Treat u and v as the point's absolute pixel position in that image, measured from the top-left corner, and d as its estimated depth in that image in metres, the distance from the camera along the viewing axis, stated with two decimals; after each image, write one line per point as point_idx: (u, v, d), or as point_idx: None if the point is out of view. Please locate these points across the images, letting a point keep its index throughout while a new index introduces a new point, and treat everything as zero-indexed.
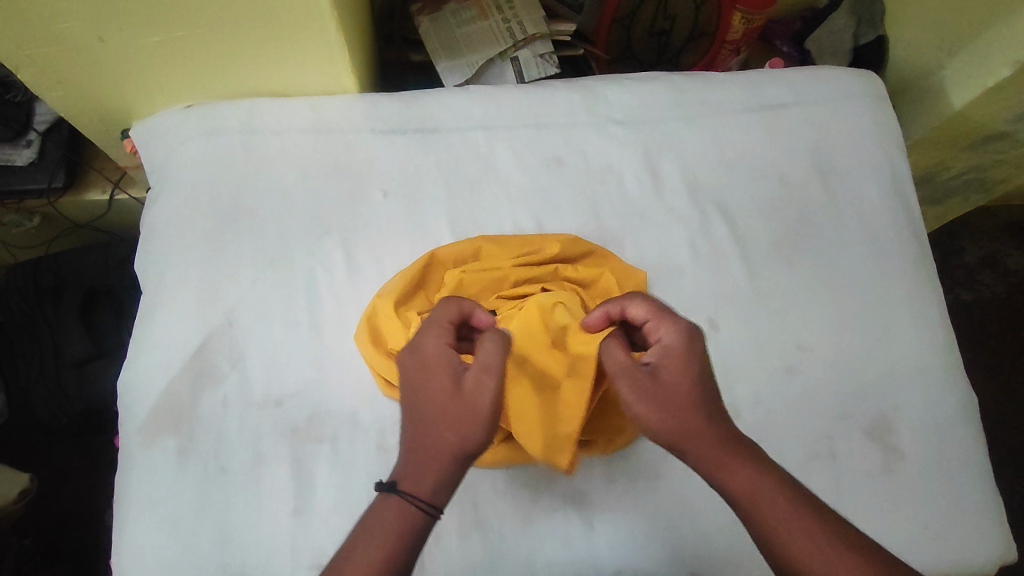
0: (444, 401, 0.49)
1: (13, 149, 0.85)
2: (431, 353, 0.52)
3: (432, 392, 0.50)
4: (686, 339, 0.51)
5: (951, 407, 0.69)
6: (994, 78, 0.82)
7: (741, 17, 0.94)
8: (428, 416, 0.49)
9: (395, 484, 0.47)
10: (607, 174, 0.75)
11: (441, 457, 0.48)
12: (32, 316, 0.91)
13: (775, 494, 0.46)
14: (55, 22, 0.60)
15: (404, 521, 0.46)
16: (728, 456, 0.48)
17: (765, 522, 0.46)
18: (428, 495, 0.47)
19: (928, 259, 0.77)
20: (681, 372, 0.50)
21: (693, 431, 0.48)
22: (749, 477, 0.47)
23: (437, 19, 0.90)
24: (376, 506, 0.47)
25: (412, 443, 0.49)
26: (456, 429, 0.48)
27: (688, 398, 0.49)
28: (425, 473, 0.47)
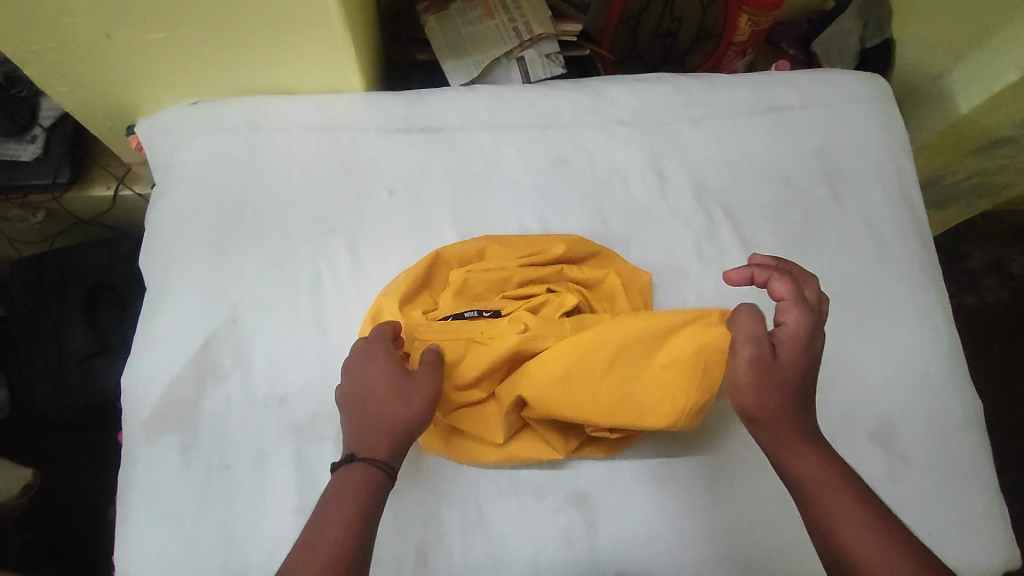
0: (391, 382, 0.52)
1: (18, 145, 0.85)
2: (375, 355, 0.54)
3: (375, 377, 0.53)
4: (808, 330, 0.52)
5: (956, 411, 0.69)
6: (1002, 81, 0.82)
7: (748, 18, 0.94)
8: (376, 395, 0.52)
9: (354, 454, 0.50)
10: (613, 175, 0.75)
11: (395, 427, 0.51)
12: (36, 312, 0.91)
13: (840, 487, 0.48)
14: (62, 17, 0.60)
15: (366, 482, 0.48)
16: (800, 442, 0.50)
17: (827, 506, 0.47)
18: (387, 459, 0.50)
19: (934, 263, 0.76)
20: (793, 358, 0.51)
21: (782, 416, 0.50)
22: (817, 464, 0.49)
23: (443, 19, 0.90)
24: (336, 479, 0.49)
25: (361, 421, 0.51)
26: (406, 399, 0.52)
27: (791, 384, 0.51)
28: (382, 442, 0.50)
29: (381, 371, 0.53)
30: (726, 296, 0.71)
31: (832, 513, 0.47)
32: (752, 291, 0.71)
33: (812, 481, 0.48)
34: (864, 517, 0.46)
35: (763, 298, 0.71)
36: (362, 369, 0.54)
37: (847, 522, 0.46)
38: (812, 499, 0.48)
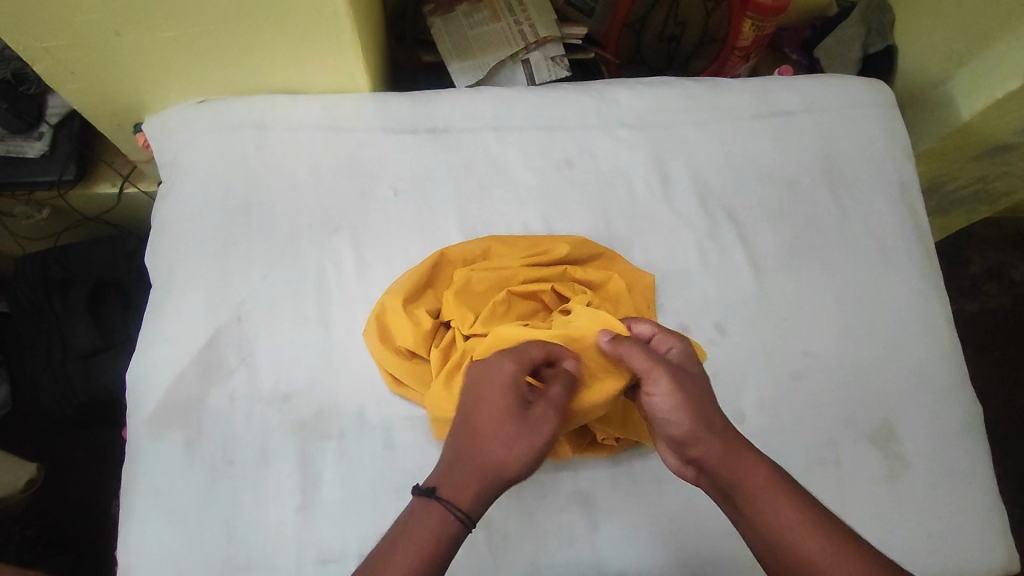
0: (504, 423, 0.49)
1: (25, 141, 0.86)
2: (499, 377, 0.51)
3: (489, 408, 0.50)
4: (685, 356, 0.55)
5: (955, 416, 0.69)
6: (1003, 89, 0.82)
7: (751, 23, 0.94)
8: (484, 429, 0.49)
9: (435, 490, 0.48)
10: (616, 177, 0.75)
11: (489, 476, 0.48)
12: (41, 307, 0.91)
13: (779, 496, 0.48)
14: (72, 15, 0.60)
15: (443, 528, 0.46)
16: (738, 450, 0.49)
17: (771, 519, 0.47)
18: (471, 510, 0.47)
19: (935, 269, 0.77)
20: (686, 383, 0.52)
21: (713, 432, 0.50)
22: (761, 472, 0.49)
23: (450, 20, 0.90)
24: (416, 509, 0.47)
25: (458, 453, 0.49)
26: (513, 450, 0.48)
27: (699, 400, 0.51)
28: (471, 487, 0.48)
29: (495, 405, 0.50)
30: (728, 299, 0.71)
31: (781, 523, 0.47)
32: (754, 294, 0.71)
33: (753, 493, 0.48)
34: (807, 523, 0.46)
35: (765, 301, 0.71)
36: (477, 392, 0.51)
37: (797, 533, 0.46)
38: (757, 514, 0.48)
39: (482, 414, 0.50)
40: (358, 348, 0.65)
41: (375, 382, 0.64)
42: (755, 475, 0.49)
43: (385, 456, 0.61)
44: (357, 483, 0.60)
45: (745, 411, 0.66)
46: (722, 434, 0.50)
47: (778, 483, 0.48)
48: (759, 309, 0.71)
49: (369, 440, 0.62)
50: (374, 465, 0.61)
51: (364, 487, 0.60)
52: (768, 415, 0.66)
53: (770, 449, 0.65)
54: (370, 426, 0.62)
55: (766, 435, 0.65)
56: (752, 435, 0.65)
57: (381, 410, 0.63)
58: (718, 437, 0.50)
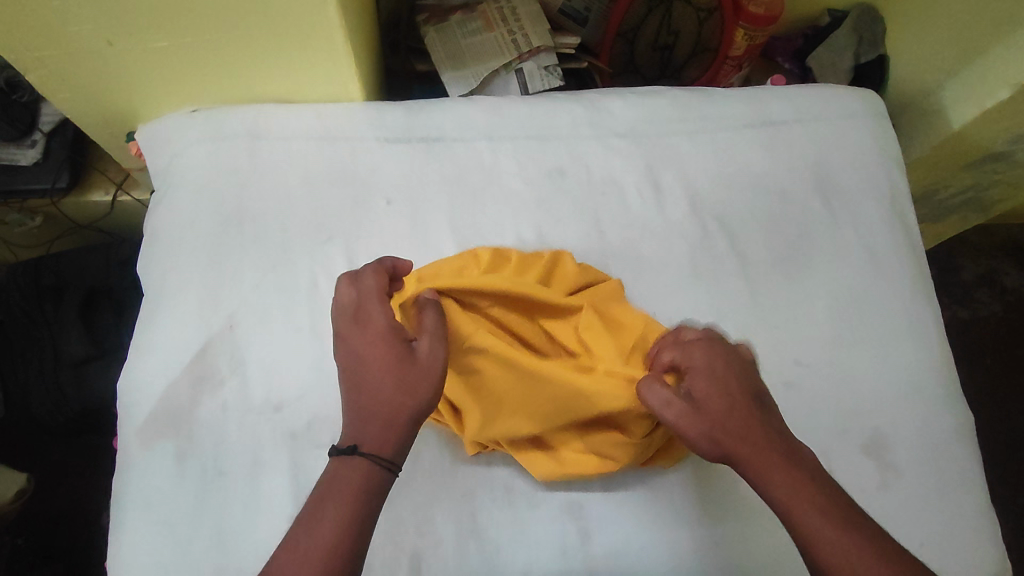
0: (392, 364, 0.51)
1: (17, 149, 0.85)
2: (379, 325, 0.53)
3: (376, 366, 0.51)
4: (712, 359, 0.54)
5: (947, 424, 0.69)
6: (994, 99, 0.83)
7: (744, 33, 0.95)
8: (376, 384, 0.51)
9: (356, 447, 0.49)
10: (609, 186, 0.75)
11: (399, 418, 0.50)
12: (32, 316, 0.90)
13: (812, 501, 0.48)
14: (64, 25, 0.60)
15: (365, 478, 0.48)
16: (772, 464, 0.50)
17: (813, 527, 0.48)
18: (391, 456, 0.50)
19: (926, 277, 0.77)
20: (718, 381, 0.53)
21: (751, 443, 0.51)
22: (785, 481, 0.49)
23: (443, 30, 0.91)
24: (336, 470, 0.49)
25: (361, 411, 0.51)
26: (410, 391, 0.51)
27: (726, 404, 0.52)
28: (381, 434, 0.50)
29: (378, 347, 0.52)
30: (721, 308, 0.71)
31: (814, 527, 0.48)
32: (746, 303, 0.72)
33: (792, 507, 0.49)
34: (843, 530, 0.47)
35: (757, 310, 0.71)
36: (359, 343, 0.53)
37: (834, 542, 0.47)
38: (803, 525, 0.48)
39: (373, 375, 0.51)
40: None
41: None
42: (787, 489, 0.49)
43: None
44: None
45: None
46: (748, 443, 0.51)
47: (822, 488, 0.49)
48: (751, 319, 0.71)
49: None
50: None
51: None
52: None
53: None
54: None
55: None
56: None
57: None
58: (751, 449, 0.51)
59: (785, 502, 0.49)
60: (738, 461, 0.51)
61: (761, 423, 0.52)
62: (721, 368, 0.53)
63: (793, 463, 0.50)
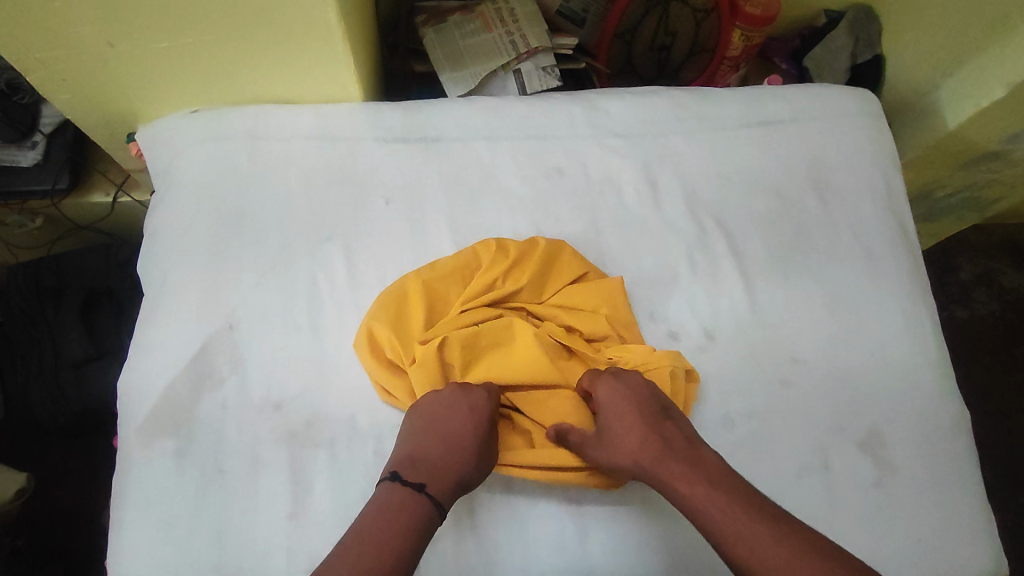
0: (473, 430, 0.58)
1: (18, 150, 0.86)
2: (477, 400, 0.60)
3: (465, 429, 0.58)
4: (614, 389, 0.61)
5: (943, 421, 0.70)
6: (988, 98, 0.83)
7: (740, 33, 0.96)
8: (461, 445, 0.57)
9: (424, 486, 0.53)
10: (607, 186, 0.76)
11: (464, 481, 0.56)
12: (32, 316, 0.91)
13: (708, 499, 0.52)
14: (65, 27, 0.61)
15: (417, 509, 0.52)
16: (671, 470, 0.55)
17: (710, 524, 0.51)
18: (439, 499, 0.53)
19: (922, 276, 0.78)
20: (620, 404, 0.60)
21: (654, 455, 0.56)
22: (686, 483, 0.53)
23: (441, 31, 0.91)
24: (388, 493, 0.52)
25: (436, 461, 0.55)
26: (482, 465, 0.57)
27: (627, 423, 0.59)
28: (436, 480, 0.54)
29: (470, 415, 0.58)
30: (718, 306, 0.71)
31: (713, 524, 0.50)
32: (743, 302, 0.72)
33: (695, 510, 0.52)
34: (738, 525, 0.49)
35: (754, 308, 0.72)
36: (446, 404, 0.59)
37: (726, 537, 0.49)
38: (704, 525, 0.51)
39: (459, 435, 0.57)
40: (349, 357, 0.66)
41: (366, 390, 0.65)
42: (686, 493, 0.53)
43: (376, 464, 0.61)
44: (348, 490, 0.60)
45: (732, 417, 0.66)
46: (650, 460, 0.56)
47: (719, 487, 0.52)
48: (748, 317, 0.71)
49: (359, 449, 0.62)
50: (365, 473, 0.61)
51: (355, 495, 0.60)
52: (756, 422, 0.66)
53: (759, 455, 0.65)
54: (361, 435, 0.63)
55: (755, 441, 0.66)
56: (741, 441, 0.66)
57: (372, 418, 0.63)
58: (653, 460, 0.56)
59: (686, 503, 0.53)
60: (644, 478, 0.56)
61: (662, 434, 0.57)
62: (623, 394, 0.60)
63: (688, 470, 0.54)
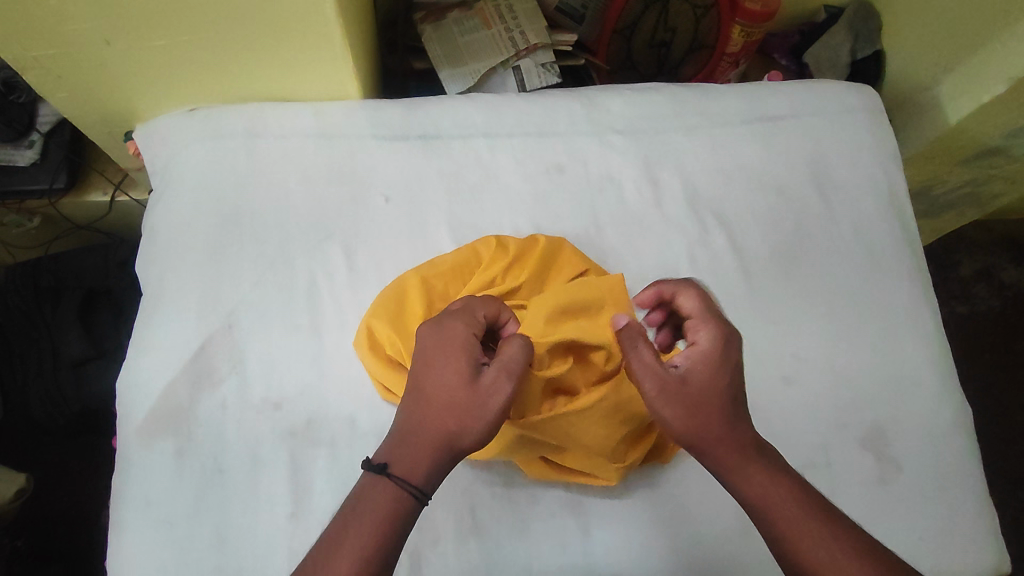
0: (457, 386, 0.49)
1: (14, 150, 0.85)
2: (451, 337, 0.51)
3: (437, 378, 0.50)
4: (721, 345, 0.53)
5: (945, 417, 0.69)
6: (989, 94, 0.83)
7: (740, 29, 0.96)
8: (433, 401, 0.50)
9: (385, 466, 0.48)
10: (607, 183, 0.75)
11: (439, 446, 0.49)
12: (31, 316, 0.90)
13: (789, 501, 0.49)
14: (62, 25, 0.60)
15: (394, 504, 0.47)
16: (747, 461, 0.50)
17: (784, 524, 0.48)
18: (419, 482, 0.48)
19: (923, 272, 0.77)
20: (711, 375, 0.52)
21: (726, 441, 0.50)
22: (762, 475, 0.50)
23: (440, 28, 0.91)
24: (367, 488, 0.48)
25: (407, 428, 0.50)
26: (460, 419, 0.49)
27: (716, 398, 0.51)
28: (419, 460, 0.48)
29: (451, 368, 0.50)
30: (719, 303, 0.71)
31: (786, 527, 0.48)
32: (744, 299, 0.72)
33: (759, 502, 0.49)
34: (814, 535, 0.48)
35: (756, 305, 0.72)
36: (426, 362, 0.51)
37: (800, 545, 0.48)
38: (774, 530, 0.49)
39: (434, 384, 0.50)
40: (349, 356, 0.65)
41: (366, 389, 0.64)
42: (756, 487, 0.50)
43: None
44: (349, 489, 0.60)
45: None
46: (724, 444, 0.50)
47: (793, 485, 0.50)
48: (749, 313, 0.71)
49: (360, 448, 0.62)
50: None
51: None
52: (757, 419, 0.66)
53: None
54: (361, 434, 0.62)
55: None
56: None
57: (373, 416, 0.63)
58: (728, 446, 0.50)
59: (752, 499, 0.50)
60: (712, 457, 0.51)
61: (739, 419, 0.51)
62: (722, 355, 0.53)
63: (761, 458, 0.51)
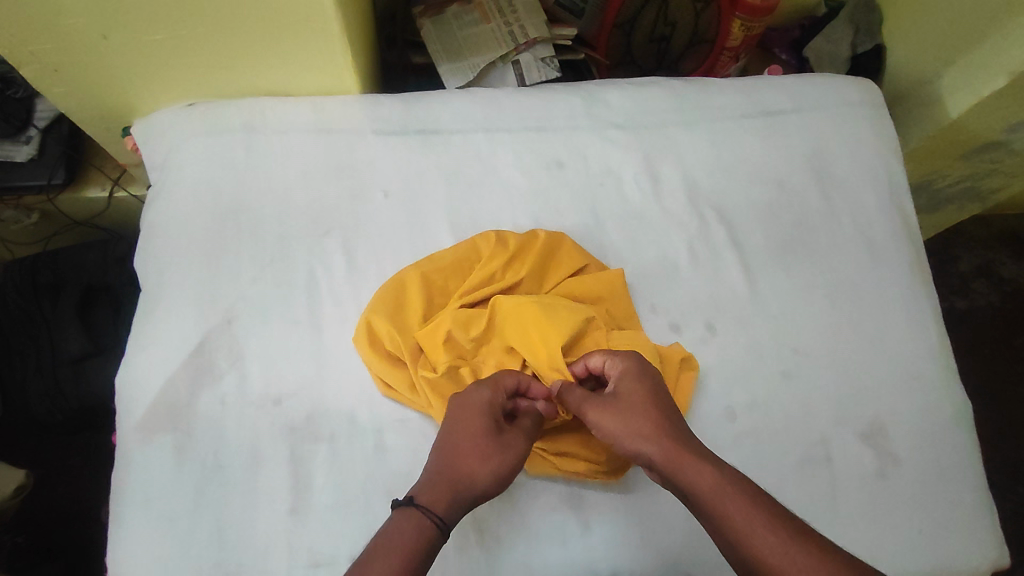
0: (484, 438, 0.52)
1: (12, 145, 0.85)
2: (476, 402, 0.54)
3: (466, 430, 0.52)
4: (636, 369, 0.57)
5: (945, 411, 0.69)
6: (990, 87, 0.83)
7: (740, 23, 0.95)
8: (461, 450, 0.51)
9: (414, 498, 0.49)
10: (607, 177, 0.75)
11: (468, 488, 0.50)
12: (29, 313, 0.90)
13: (735, 493, 0.48)
14: (59, 19, 0.60)
15: (420, 535, 0.47)
16: (690, 457, 0.50)
17: (732, 512, 0.47)
18: (447, 517, 0.48)
19: (923, 266, 0.77)
20: (635, 384, 0.55)
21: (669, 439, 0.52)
22: (706, 468, 0.49)
23: (439, 22, 0.91)
24: (395, 521, 0.48)
25: (436, 471, 0.51)
26: (488, 464, 0.51)
27: (645, 406, 0.54)
28: (448, 496, 0.49)
29: (479, 424, 0.53)
30: (719, 298, 0.71)
31: (735, 517, 0.46)
32: (745, 294, 0.72)
33: (708, 496, 0.48)
34: (761, 521, 0.46)
35: (756, 300, 0.72)
36: (452, 417, 0.53)
37: (751, 536, 0.45)
38: (724, 525, 0.47)
39: (459, 435, 0.52)
40: (349, 351, 0.65)
41: (365, 384, 0.64)
42: (704, 483, 0.48)
43: (377, 459, 0.61)
44: (349, 485, 0.60)
45: (734, 409, 0.66)
46: (664, 443, 0.51)
47: (735, 480, 0.48)
48: (749, 308, 0.71)
49: (360, 443, 0.62)
50: (365, 467, 0.61)
51: (356, 490, 0.60)
52: (757, 414, 0.66)
53: (760, 447, 0.65)
54: (361, 429, 0.62)
55: (755, 433, 0.66)
56: (741, 433, 0.65)
57: (373, 412, 0.63)
58: (669, 444, 0.51)
59: (701, 494, 0.48)
60: (662, 463, 0.51)
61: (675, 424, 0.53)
62: (644, 373, 0.56)
63: (705, 457, 0.50)
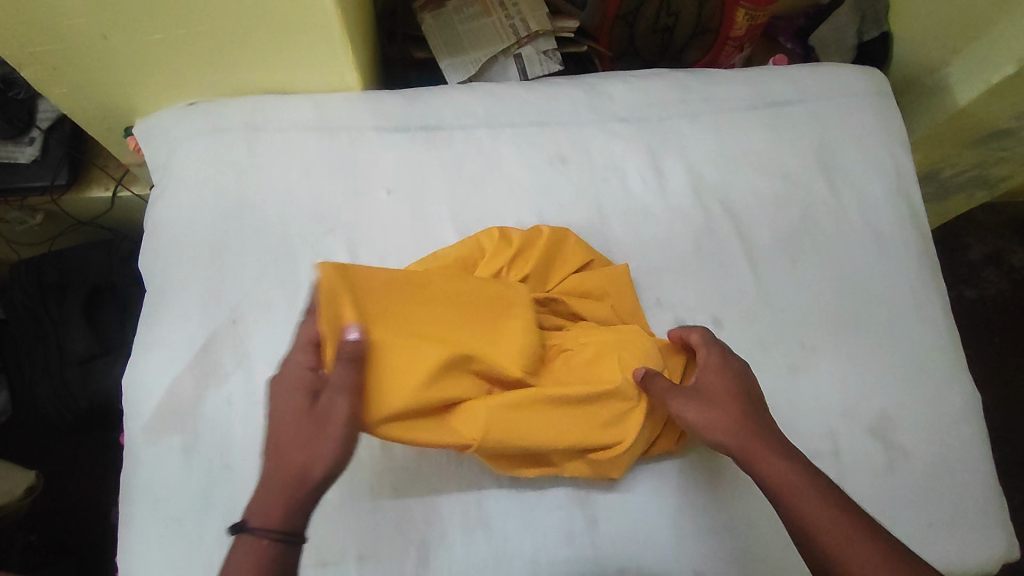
0: (297, 420, 0.48)
1: (15, 147, 0.86)
2: (292, 380, 0.49)
3: (280, 420, 0.48)
4: (726, 361, 0.59)
5: (955, 403, 0.69)
6: (999, 74, 0.82)
7: (744, 13, 0.92)
8: (280, 442, 0.47)
9: (247, 519, 0.45)
10: (611, 172, 0.74)
11: (298, 483, 0.46)
12: (36, 314, 0.91)
13: (809, 487, 0.50)
14: (58, 20, 0.60)
15: (262, 558, 0.44)
16: (764, 447, 0.53)
17: (804, 507, 0.49)
18: (284, 524, 0.45)
19: (932, 257, 0.77)
20: (722, 381, 0.58)
21: (750, 434, 0.54)
22: (783, 467, 0.52)
23: (440, 16, 0.89)
24: (234, 550, 0.45)
25: (264, 477, 0.47)
26: (304, 448, 0.47)
27: (733, 400, 0.56)
28: (282, 503, 0.45)
29: (339, 417, 0.47)
30: (725, 292, 0.71)
31: (802, 509, 0.49)
32: (751, 288, 0.71)
33: (783, 487, 0.51)
34: (840, 518, 0.48)
35: (762, 293, 0.71)
36: (306, 405, 0.48)
37: (821, 525, 0.48)
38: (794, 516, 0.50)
39: (278, 428, 0.48)
40: None
41: None
42: (780, 474, 0.52)
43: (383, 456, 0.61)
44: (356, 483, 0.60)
45: None
46: (745, 436, 0.54)
47: (809, 475, 0.51)
48: (755, 302, 0.70)
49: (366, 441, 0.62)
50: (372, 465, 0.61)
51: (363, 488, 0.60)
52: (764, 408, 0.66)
53: None
54: None
55: None
56: None
57: None
58: (750, 437, 0.54)
59: (774, 483, 0.51)
60: (741, 447, 0.54)
61: (760, 417, 0.56)
62: (732, 368, 0.59)
63: (786, 450, 0.53)
